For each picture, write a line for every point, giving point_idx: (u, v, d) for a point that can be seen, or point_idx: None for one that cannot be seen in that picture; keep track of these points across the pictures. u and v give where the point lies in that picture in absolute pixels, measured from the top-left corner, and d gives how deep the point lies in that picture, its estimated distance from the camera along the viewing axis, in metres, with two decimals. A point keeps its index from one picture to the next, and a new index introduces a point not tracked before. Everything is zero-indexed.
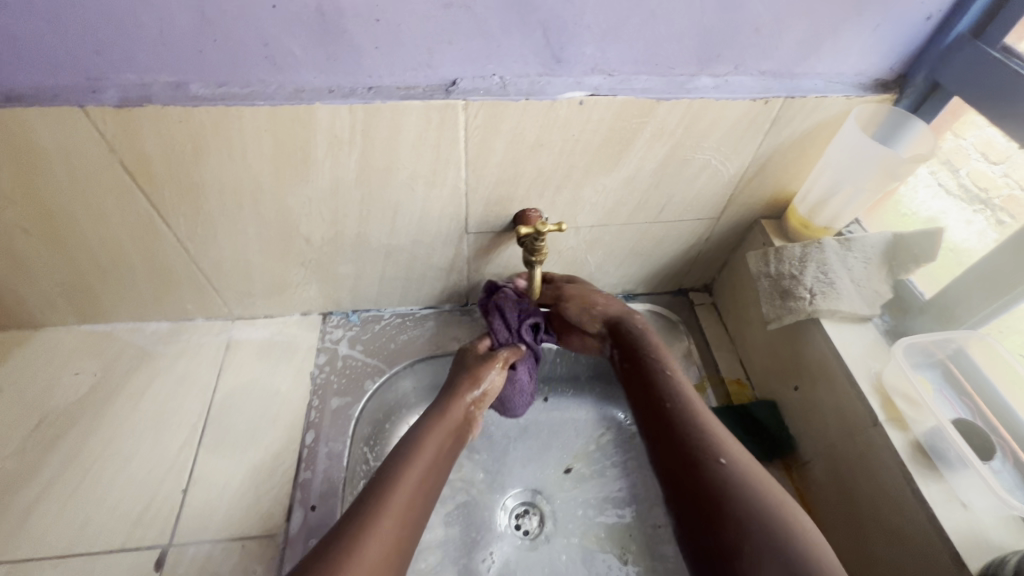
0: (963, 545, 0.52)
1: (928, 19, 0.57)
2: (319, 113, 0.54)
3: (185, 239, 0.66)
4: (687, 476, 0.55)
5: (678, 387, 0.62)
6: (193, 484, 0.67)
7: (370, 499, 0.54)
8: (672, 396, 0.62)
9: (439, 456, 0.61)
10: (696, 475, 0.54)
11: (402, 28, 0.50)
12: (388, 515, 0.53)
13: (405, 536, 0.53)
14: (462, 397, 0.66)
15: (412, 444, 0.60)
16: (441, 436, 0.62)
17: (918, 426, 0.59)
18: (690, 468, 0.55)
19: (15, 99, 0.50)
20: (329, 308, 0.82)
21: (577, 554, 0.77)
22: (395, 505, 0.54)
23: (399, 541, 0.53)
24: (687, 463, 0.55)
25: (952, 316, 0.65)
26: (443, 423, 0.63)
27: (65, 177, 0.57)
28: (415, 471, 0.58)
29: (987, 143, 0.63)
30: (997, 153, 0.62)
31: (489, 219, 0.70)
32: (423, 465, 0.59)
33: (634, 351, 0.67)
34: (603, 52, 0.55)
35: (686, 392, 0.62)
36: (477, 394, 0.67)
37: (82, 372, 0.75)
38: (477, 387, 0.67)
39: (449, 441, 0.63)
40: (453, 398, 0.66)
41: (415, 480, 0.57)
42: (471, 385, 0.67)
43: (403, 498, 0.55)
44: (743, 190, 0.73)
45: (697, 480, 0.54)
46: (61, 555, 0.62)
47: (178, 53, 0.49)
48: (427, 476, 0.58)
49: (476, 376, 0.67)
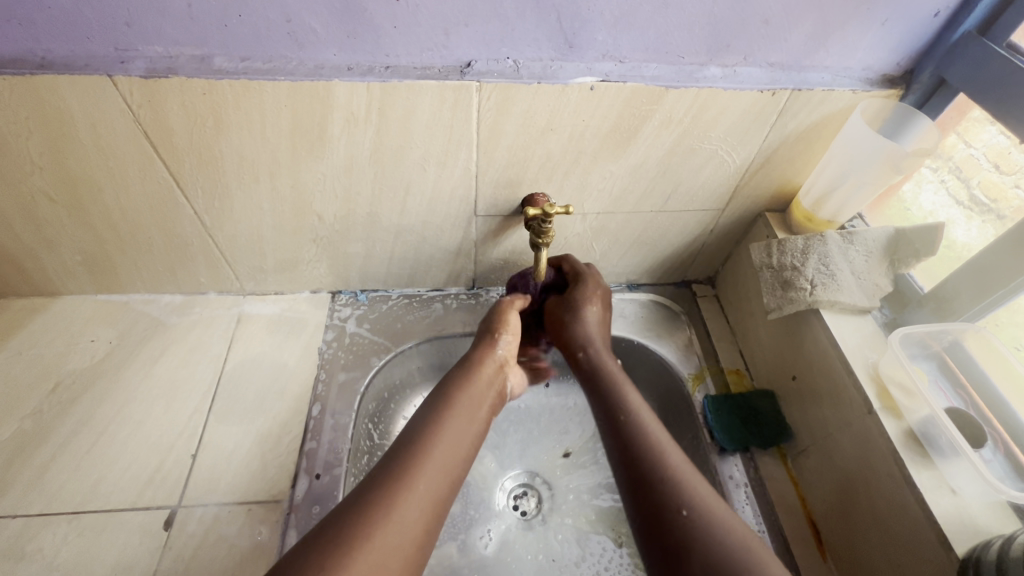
0: (950, 528, 0.53)
1: (936, 15, 0.58)
2: (337, 89, 0.56)
3: (202, 212, 0.68)
4: (654, 537, 0.50)
5: (636, 422, 0.59)
6: (202, 449, 0.69)
7: (389, 476, 0.52)
8: (629, 433, 0.58)
9: (473, 423, 0.61)
10: (654, 517, 0.51)
11: (420, 9, 0.52)
12: (413, 497, 0.51)
13: (434, 518, 0.52)
14: (494, 347, 0.68)
15: (433, 421, 0.58)
16: (472, 396, 0.63)
17: (911, 414, 0.60)
18: (649, 504, 0.52)
19: (46, 66, 0.52)
20: (338, 286, 0.84)
21: (572, 535, 0.79)
22: (432, 464, 0.54)
23: (427, 525, 0.51)
24: (647, 511, 0.52)
25: (950, 309, 0.65)
26: (474, 385, 0.64)
27: (91, 145, 0.59)
28: (444, 456, 0.56)
29: (1000, 154, 0.63)
30: (1010, 164, 0.63)
31: (498, 202, 0.72)
32: (447, 442, 0.57)
33: (596, 384, 0.66)
34: (615, 38, 0.56)
35: (650, 428, 0.59)
36: (508, 342, 0.70)
37: (98, 340, 0.77)
38: (508, 335, 0.70)
39: (486, 404, 0.64)
40: (485, 352, 0.68)
41: (448, 455, 0.56)
42: (501, 332, 0.69)
43: (436, 465, 0.55)
44: (748, 183, 0.74)
45: (654, 518, 0.51)
46: (75, 510, 0.64)
47: (205, 28, 0.51)
48: (456, 458, 0.57)
49: (500, 325, 0.70)
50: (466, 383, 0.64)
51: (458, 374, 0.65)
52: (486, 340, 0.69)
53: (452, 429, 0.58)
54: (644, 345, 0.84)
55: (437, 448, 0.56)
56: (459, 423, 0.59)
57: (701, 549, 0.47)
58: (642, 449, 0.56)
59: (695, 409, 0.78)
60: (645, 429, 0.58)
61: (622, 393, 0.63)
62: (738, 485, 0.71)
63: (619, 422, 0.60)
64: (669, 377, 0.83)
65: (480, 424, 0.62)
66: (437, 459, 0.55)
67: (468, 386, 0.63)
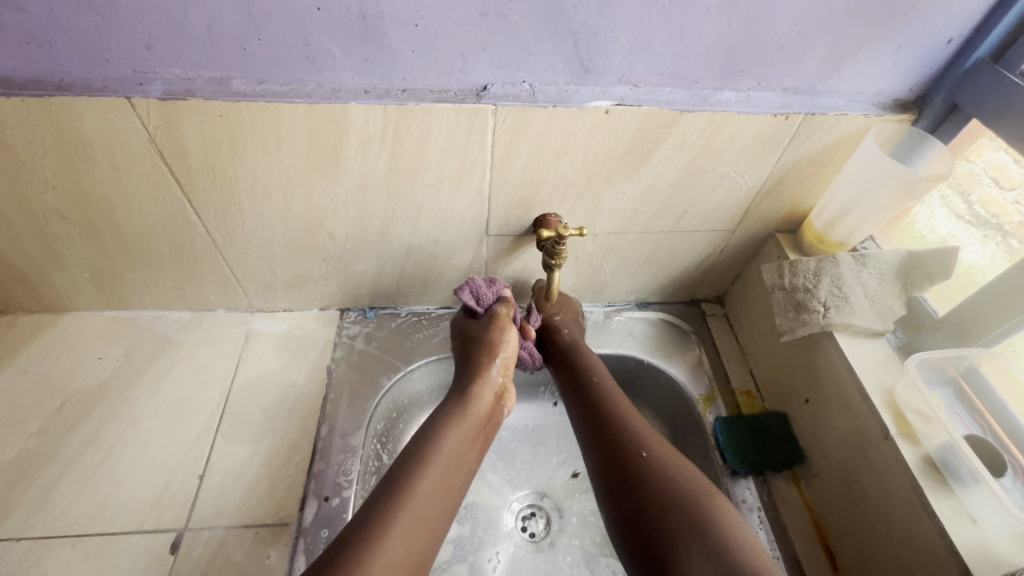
0: (971, 558, 0.53)
1: (949, 42, 0.58)
2: (354, 112, 0.56)
3: (213, 230, 0.68)
4: (614, 474, 0.62)
5: (602, 391, 0.70)
6: (209, 470, 0.69)
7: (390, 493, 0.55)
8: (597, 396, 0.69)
9: (489, 402, 0.68)
10: (613, 462, 0.62)
11: (439, 34, 0.52)
12: (445, 453, 0.60)
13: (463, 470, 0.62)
14: (486, 373, 0.69)
15: (445, 413, 0.65)
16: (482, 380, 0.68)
17: (929, 440, 0.60)
18: (613, 454, 0.63)
19: (65, 88, 0.52)
20: (347, 304, 0.84)
21: (580, 557, 0.78)
22: (477, 412, 0.65)
23: (457, 477, 0.61)
24: (612, 458, 0.63)
25: (965, 334, 0.65)
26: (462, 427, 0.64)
27: (104, 163, 0.59)
28: (470, 416, 0.65)
29: (999, 168, 0.65)
30: (1010, 179, 0.64)
31: (510, 222, 0.71)
32: (451, 451, 0.61)
33: (568, 361, 0.75)
34: (630, 63, 0.56)
35: (613, 395, 0.69)
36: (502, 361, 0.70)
37: (105, 357, 0.77)
38: (501, 360, 0.70)
39: (492, 388, 0.69)
40: (479, 378, 0.68)
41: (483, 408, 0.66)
42: (495, 356, 0.70)
43: (478, 412, 0.66)
44: (760, 204, 0.74)
45: (618, 464, 0.62)
46: (80, 534, 0.63)
47: (224, 50, 0.51)
48: (432, 523, 0.56)
49: (498, 344, 0.71)
50: (450, 428, 0.63)
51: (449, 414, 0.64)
52: (479, 367, 0.69)
53: (484, 395, 0.67)
54: (653, 365, 0.84)
55: (462, 415, 0.64)
56: (482, 401, 0.67)
57: (657, 478, 0.59)
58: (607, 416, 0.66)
59: (706, 431, 0.77)
60: (608, 394, 0.69)
61: (593, 363, 0.73)
62: (752, 510, 0.70)
63: (591, 390, 0.70)
64: (680, 397, 0.82)
65: (497, 400, 0.69)
66: (462, 426, 0.63)
67: (463, 413, 0.65)
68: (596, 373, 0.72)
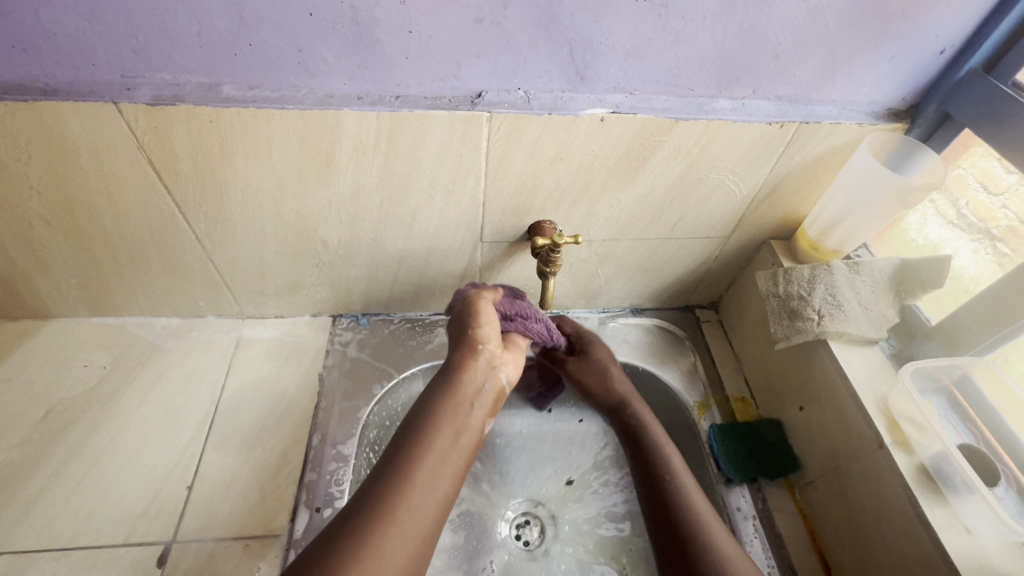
0: (964, 567, 0.53)
1: (942, 52, 0.59)
2: (346, 119, 0.55)
3: (203, 236, 0.67)
4: (666, 533, 0.60)
5: (651, 442, 0.68)
6: (198, 481, 0.67)
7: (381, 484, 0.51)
8: (674, 501, 0.61)
9: (480, 373, 0.61)
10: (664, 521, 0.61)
11: (434, 40, 0.51)
12: (433, 434, 0.55)
13: (460, 447, 0.56)
14: (469, 350, 0.62)
15: (432, 391, 0.60)
16: (464, 355, 0.62)
17: (923, 449, 0.60)
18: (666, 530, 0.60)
19: (50, 92, 0.51)
20: (339, 310, 0.83)
21: (574, 565, 0.77)
22: (467, 384, 0.60)
23: (454, 455, 0.56)
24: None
25: (958, 342, 0.66)
26: (454, 404, 0.58)
27: (91, 169, 0.58)
28: (461, 392, 0.59)
29: (988, 174, 0.66)
30: (998, 184, 0.65)
31: (504, 228, 0.71)
32: (444, 433, 0.56)
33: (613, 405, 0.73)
34: (626, 71, 0.56)
35: (692, 497, 0.62)
36: (485, 330, 0.64)
37: (91, 365, 0.75)
38: (488, 327, 0.64)
39: (479, 360, 0.62)
40: (468, 351, 0.62)
41: (474, 380, 0.60)
42: (480, 326, 0.64)
43: (467, 386, 0.60)
44: (754, 211, 0.74)
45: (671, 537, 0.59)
46: (64, 547, 0.61)
47: (213, 55, 0.50)
48: (430, 512, 0.52)
49: (473, 317, 0.64)
50: (439, 408, 0.57)
51: (437, 395, 0.59)
52: (466, 339, 0.63)
53: (470, 368, 0.61)
54: (649, 372, 0.84)
55: (449, 391, 0.59)
56: (469, 374, 0.61)
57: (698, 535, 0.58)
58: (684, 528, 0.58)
59: (701, 438, 0.77)
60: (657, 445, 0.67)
61: (667, 458, 0.66)
62: (746, 518, 0.70)
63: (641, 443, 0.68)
64: (675, 405, 0.82)
65: (487, 369, 0.62)
66: (450, 403, 0.58)
67: (452, 395, 0.59)
68: (643, 421, 0.70)
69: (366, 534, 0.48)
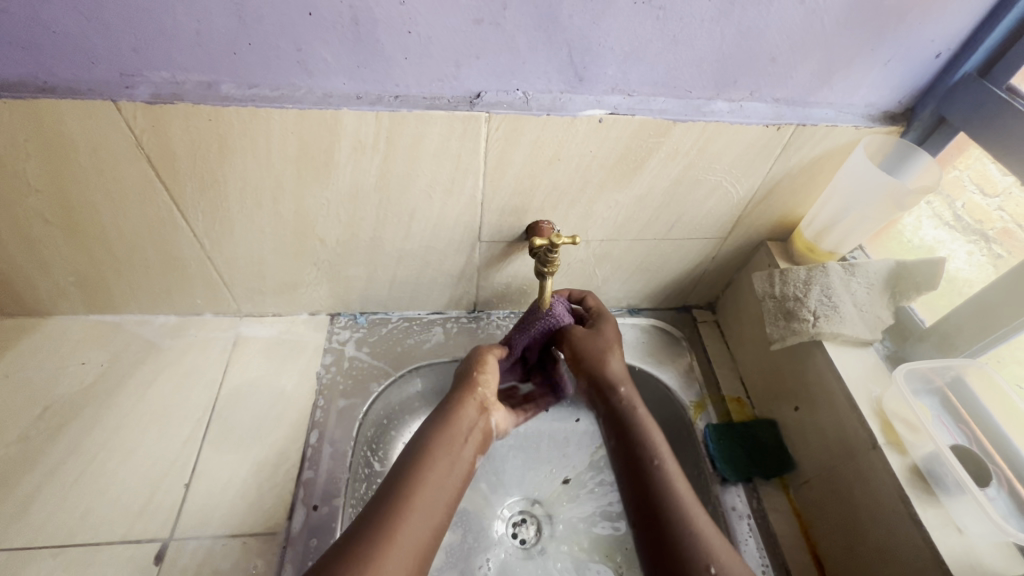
0: (956, 566, 0.53)
1: (937, 56, 0.59)
2: (345, 118, 0.55)
3: (201, 234, 0.67)
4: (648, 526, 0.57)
5: (642, 432, 0.64)
6: (196, 478, 0.68)
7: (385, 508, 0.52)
8: (658, 487, 0.59)
9: (474, 412, 0.64)
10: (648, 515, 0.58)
11: (433, 41, 0.52)
12: (433, 463, 0.57)
13: (456, 480, 0.58)
14: (468, 390, 0.65)
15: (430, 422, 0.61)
16: (462, 394, 0.64)
17: (917, 450, 0.61)
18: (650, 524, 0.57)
19: (48, 90, 0.51)
20: (337, 309, 0.83)
21: (570, 563, 0.78)
22: (464, 419, 0.62)
23: (450, 487, 0.57)
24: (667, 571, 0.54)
25: (951, 344, 0.66)
26: (449, 437, 0.60)
27: (89, 166, 0.58)
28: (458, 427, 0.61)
29: (983, 175, 0.66)
30: (994, 186, 0.65)
31: (502, 228, 0.71)
32: (442, 463, 0.57)
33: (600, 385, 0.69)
34: (624, 73, 0.56)
35: (672, 482, 0.59)
36: (488, 376, 0.67)
37: (88, 362, 0.75)
38: (490, 375, 0.67)
39: (475, 401, 0.64)
40: (466, 391, 0.65)
41: (471, 419, 0.63)
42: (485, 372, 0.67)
43: (465, 422, 0.62)
44: (751, 212, 0.75)
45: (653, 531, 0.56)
46: (61, 544, 0.62)
47: (212, 54, 0.51)
48: (425, 538, 0.52)
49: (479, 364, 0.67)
50: (436, 438, 0.59)
51: (433, 426, 0.60)
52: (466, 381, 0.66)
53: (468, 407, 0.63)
54: (645, 371, 0.84)
55: (447, 423, 0.61)
56: (466, 413, 0.63)
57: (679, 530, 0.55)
58: (672, 516, 0.56)
59: (697, 439, 0.77)
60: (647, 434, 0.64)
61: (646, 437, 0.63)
62: (741, 517, 0.70)
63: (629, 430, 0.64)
64: (671, 404, 0.82)
65: (480, 410, 0.64)
66: (450, 435, 0.60)
67: (449, 427, 0.60)
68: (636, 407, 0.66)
69: (367, 555, 0.48)
